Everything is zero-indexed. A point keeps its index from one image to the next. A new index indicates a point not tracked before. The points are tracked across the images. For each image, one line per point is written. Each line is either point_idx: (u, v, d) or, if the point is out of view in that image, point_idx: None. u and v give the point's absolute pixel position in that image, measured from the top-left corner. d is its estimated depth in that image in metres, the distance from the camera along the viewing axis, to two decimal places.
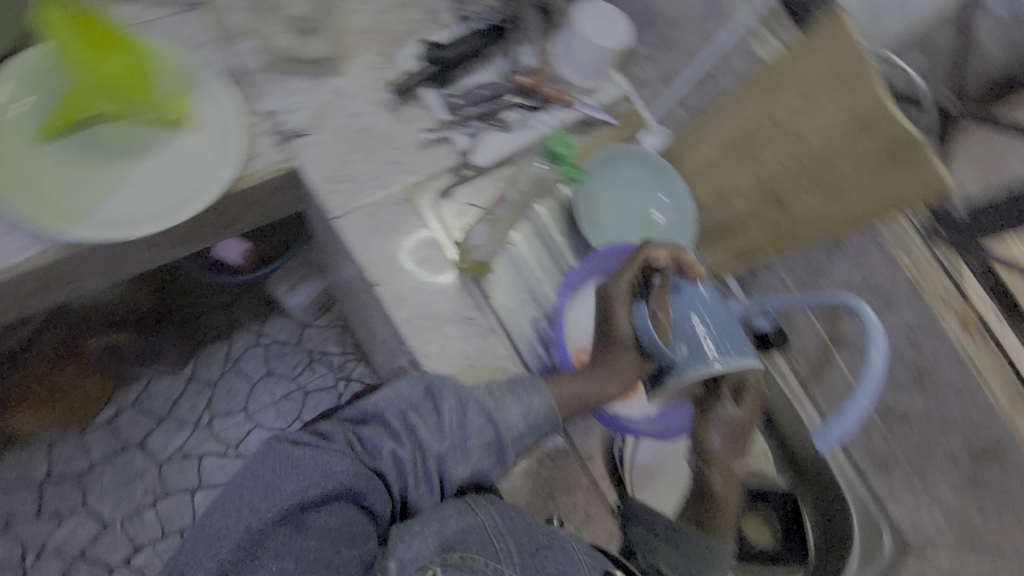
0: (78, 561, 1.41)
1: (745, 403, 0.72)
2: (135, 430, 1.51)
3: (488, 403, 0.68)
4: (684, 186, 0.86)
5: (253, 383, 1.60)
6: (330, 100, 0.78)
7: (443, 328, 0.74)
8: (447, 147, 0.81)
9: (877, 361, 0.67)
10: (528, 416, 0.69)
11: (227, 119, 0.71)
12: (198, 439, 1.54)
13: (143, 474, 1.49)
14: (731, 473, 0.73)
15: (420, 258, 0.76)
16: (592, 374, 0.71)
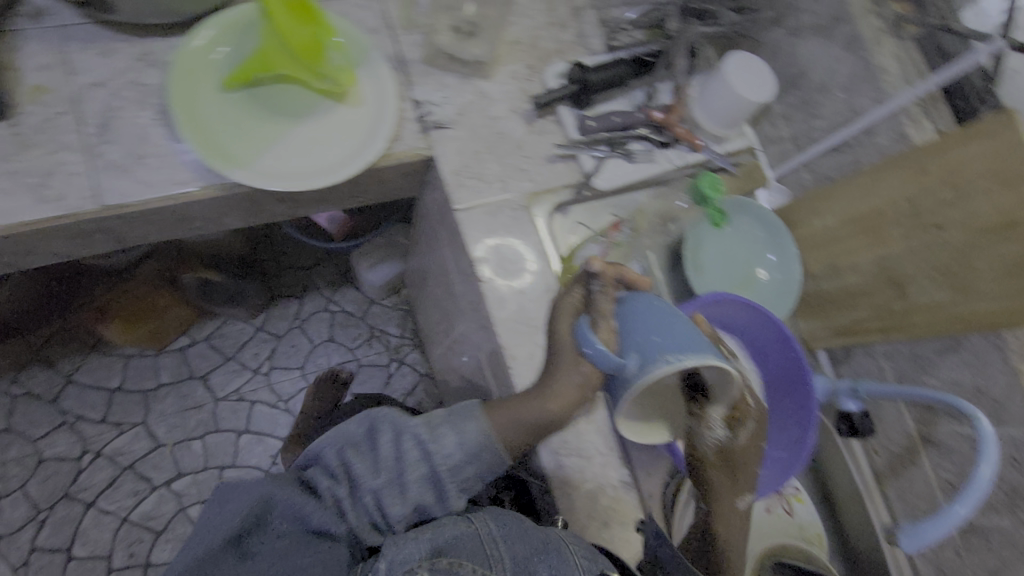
0: (126, 472, 1.49)
1: (743, 429, 0.63)
2: (202, 363, 1.60)
3: (419, 434, 0.67)
4: (796, 250, 0.84)
5: (314, 345, 1.67)
6: (474, 100, 0.82)
7: (535, 336, 0.76)
8: (572, 166, 0.84)
9: (984, 474, 0.64)
10: (465, 447, 0.67)
11: (384, 101, 0.76)
12: (255, 385, 1.62)
13: (200, 407, 1.58)
14: (735, 508, 0.64)
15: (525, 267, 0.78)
16: (525, 399, 0.68)
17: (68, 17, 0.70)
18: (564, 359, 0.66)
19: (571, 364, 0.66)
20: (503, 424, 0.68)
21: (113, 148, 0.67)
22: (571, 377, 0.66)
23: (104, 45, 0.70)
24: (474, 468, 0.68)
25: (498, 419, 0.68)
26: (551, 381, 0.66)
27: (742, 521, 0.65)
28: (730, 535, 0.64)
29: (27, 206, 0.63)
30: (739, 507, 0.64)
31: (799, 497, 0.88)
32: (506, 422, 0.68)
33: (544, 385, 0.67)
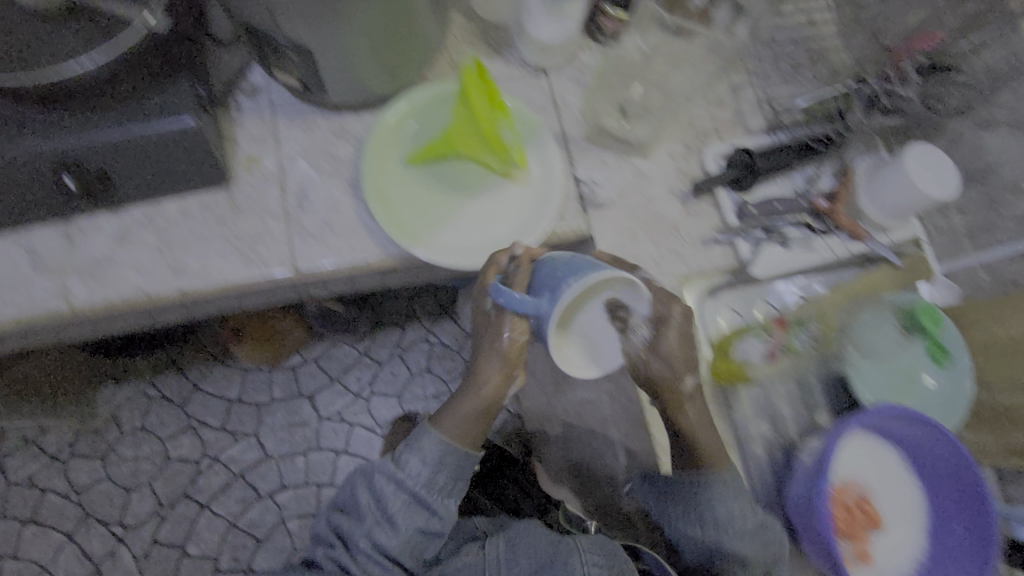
0: (237, 479, 1.59)
1: (667, 333, 0.69)
2: (311, 382, 1.68)
3: (388, 470, 0.78)
4: (970, 364, 0.76)
5: (412, 374, 1.72)
6: (632, 178, 0.82)
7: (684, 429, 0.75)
8: (727, 250, 0.82)
9: None
10: (429, 463, 0.77)
11: (552, 180, 0.78)
12: (355, 409, 1.69)
13: (305, 424, 1.66)
14: (694, 411, 0.73)
15: None
16: (461, 395, 0.78)
17: (278, 93, 0.76)
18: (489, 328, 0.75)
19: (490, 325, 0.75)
20: (450, 420, 0.78)
21: (308, 216, 0.73)
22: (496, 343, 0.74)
23: (306, 120, 0.76)
24: (444, 474, 0.78)
25: (446, 424, 0.77)
26: (478, 371, 0.75)
27: (700, 405, 0.72)
28: (691, 423, 0.73)
29: (237, 268, 0.70)
30: (688, 389, 0.71)
31: None
32: (452, 420, 0.77)
33: (474, 375, 0.76)
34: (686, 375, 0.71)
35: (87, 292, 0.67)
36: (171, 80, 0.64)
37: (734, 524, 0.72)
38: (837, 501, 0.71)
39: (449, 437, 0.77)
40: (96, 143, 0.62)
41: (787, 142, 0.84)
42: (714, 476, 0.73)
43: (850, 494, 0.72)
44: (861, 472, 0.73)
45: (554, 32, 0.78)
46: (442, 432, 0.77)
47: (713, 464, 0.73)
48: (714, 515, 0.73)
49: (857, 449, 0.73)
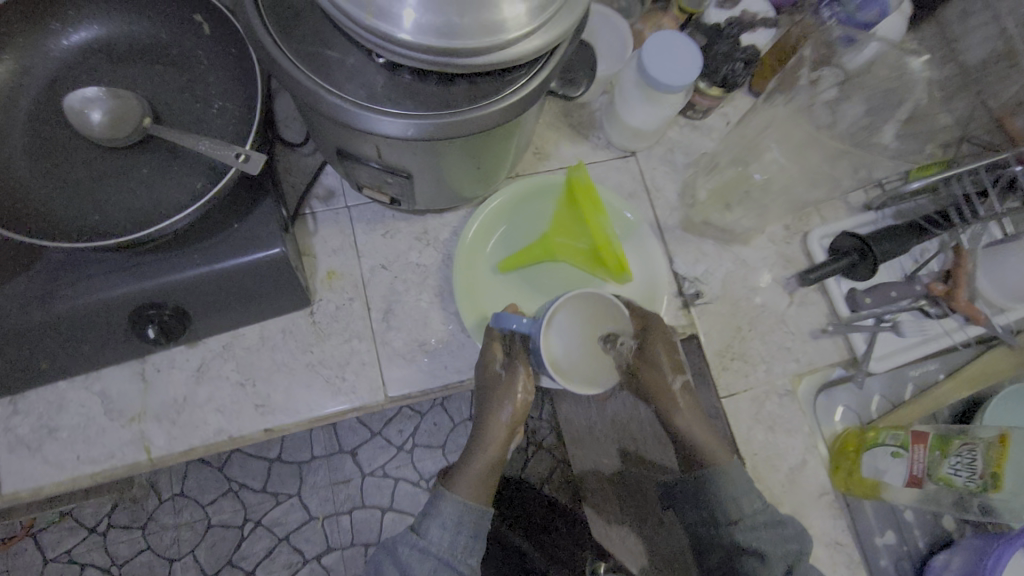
0: (284, 543, 1.30)
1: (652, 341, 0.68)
2: (352, 438, 1.36)
3: (410, 540, 0.63)
4: None
5: (456, 423, 1.40)
6: (734, 269, 0.76)
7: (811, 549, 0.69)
8: (839, 342, 0.76)
9: None
10: (450, 526, 0.63)
11: (653, 281, 0.72)
12: (398, 464, 1.35)
13: (347, 481, 1.34)
14: (689, 412, 0.68)
15: (794, 461, 0.72)
16: (469, 450, 0.67)
17: (355, 198, 0.70)
18: (486, 365, 0.65)
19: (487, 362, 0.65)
20: (464, 478, 0.66)
21: (396, 334, 0.68)
22: (498, 381, 0.65)
23: (387, 226, 0.70)
24: (465, 534, 0.64)
25: (463, 487, 0.65)
26: (488, 418, 0.66)
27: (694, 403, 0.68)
28: (689, 422, 0.68)
29: (326, 400, 0.64)
30: (679, 389, 0.68)
31: None
32: (467, 478, 0.66)
33: (485, 424, 0.66)
34: (673, 375, 0.68)
35: (167, 440, 0.61)
36: (256, 208, 0.58)
37: (746, 512, 0.65)
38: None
39: (468, 496, 0.65)
40: (177, 284, 0.55)
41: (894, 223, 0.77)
42: (718, 473, 0.66)
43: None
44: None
45: (649, 118, 0.71)
46: (461, 493, 0.65)
47: (716, 461, 0.66)
48: (727, 508, 0.65)
49: None
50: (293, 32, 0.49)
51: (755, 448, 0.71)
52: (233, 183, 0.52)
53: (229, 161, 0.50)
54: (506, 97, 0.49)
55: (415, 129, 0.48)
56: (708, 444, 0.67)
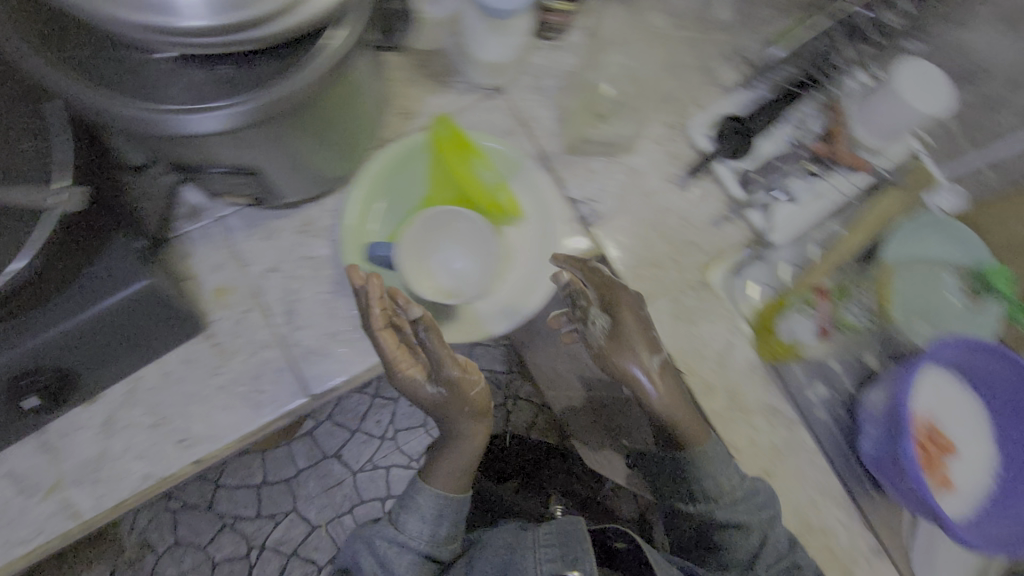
0: (292, 560, 1.26)
1: (614, 316, 0.65)
2: (332, 441, 1.32)
3: (391, 533, 0.74)
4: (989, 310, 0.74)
5: None
6: (627, 181, 0.77)
7: (751, 418, 0.73)
8: (738, 223, 0.78)
9: None
10: (429, 519, 0.74)
11: (545, 210, 0.72)
12: (384, 452, 1.32)
13: (340, 484, 1.31)
14: (674, 387, 0.67)
15: (722, 345, 0.74)
16: (445, 454, 0.73)
17: (225, 207, 0.67)
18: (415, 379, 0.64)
19: (406, 376, 0.63)
20: (436, 474, 0.74)
21: (305, 333, 0.66)
22: (437, 399, 0.66)
23: (266, 228, 0.68)
24: (445, 525, 0.75)
25: (441, 482, 0.74)
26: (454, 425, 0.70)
27: (672, 381, 0.66)
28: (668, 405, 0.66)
29: (251, 417, 0.63)
30: (656, 367, 0.65)
31: None
32: (443, 475, 0.74)
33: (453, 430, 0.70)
34: (650, 356, 0.65)
35: (95, 499, 0.59)
36: (106, 246, 0.54)
37: (723, 492, 0.69)
38: (918, 441, 0.69)
39: (449, 491, 0.74)
40: (45, 347, 0.52)
41: (768, 97, 0.80)
42: (696, 454, 0.69)
43: (928, 429, 0.71)
44: (930, 405, 0.72)
45: (504, 47, 0.69)
46: (441, 488, 0.74)
47: (698, 443, 0.69)
48: (703, 488, 0.70)
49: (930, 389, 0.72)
50: (67, 45, 0.45)
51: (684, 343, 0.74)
52: (58, 227, 0.49)
53: (42, 206, 0.48)
54: (323, 53, 0.46)
55: (237, 118, 0.46)
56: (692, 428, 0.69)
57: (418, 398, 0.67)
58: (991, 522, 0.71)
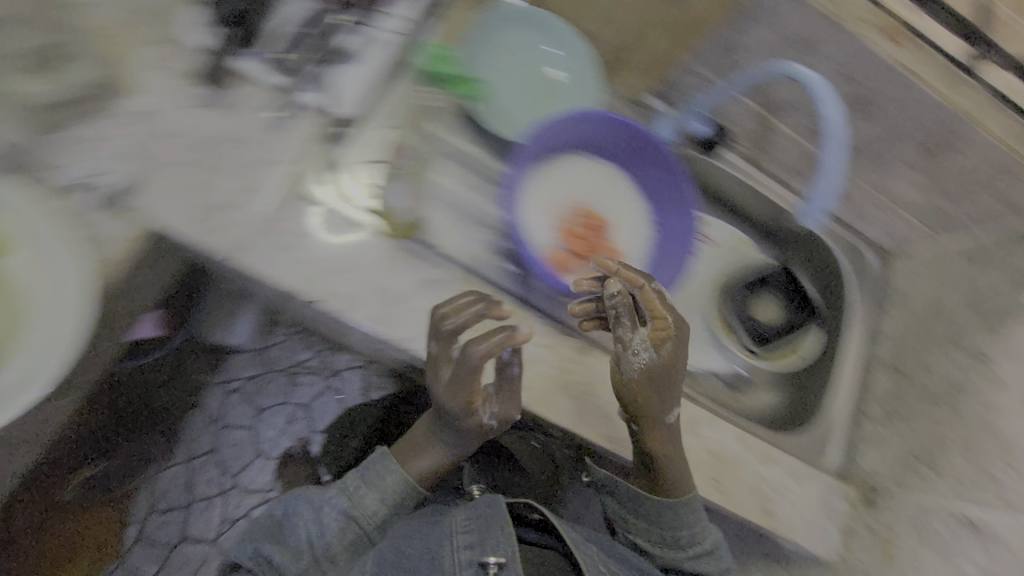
0: None
1: (665, 348, 0.65)
2: (167, 530, 1.11)
3: (336, 502, 0.70)
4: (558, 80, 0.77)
5: (252, 426, 1.19)
6: (142, 129, 0.61)
7: (408, 303, 0.67)
8: (305, 115, 0.68)
9: (832, 113, 0.69)
10: (378, 495, 0.72)
11: (32, 222, 0.55)
12: (236, 500, 1.15)
13: (205, 562, 1.11)
14: (672, 437, 0.68)
15: (347, 249, 0.67)
16: (439, 439, 0.74)
17: None
18: (462, 410, 0.65)
19: (453, 403, 0.64)
20: (416, 463, 0.74)
21: None
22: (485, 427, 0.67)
23: None
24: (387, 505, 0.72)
25: (420, 471, 0.74)
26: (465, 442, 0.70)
27: (676, 434, 0.68)
28: (668, 453, 0.68)
29: None
30: (671, 420, 0.68)
31: (711, 225, 0.94)
32: (426, 466, 0.75)
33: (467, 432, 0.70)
34: (671, 411, 0.67)
35: None
36: None
37: (693, 543, 0.73)
38: (565, 233, 0.74)
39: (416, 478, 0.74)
40: None
41: None
42: (674, 503, 0.71)
43: (573, 217, 0.75)
44: (572, 193, 0.76)
45: None
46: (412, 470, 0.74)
47: (680, 493, 0.70)
48: (669, 530, 0.72)
49: (554, 183, 0.75)
50: None
51: (305, 271, 0.64)
52: None
53: None
54: None
55: None
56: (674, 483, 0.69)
57: (457, 413, 0.65)
58: (665, 268, 0.74)
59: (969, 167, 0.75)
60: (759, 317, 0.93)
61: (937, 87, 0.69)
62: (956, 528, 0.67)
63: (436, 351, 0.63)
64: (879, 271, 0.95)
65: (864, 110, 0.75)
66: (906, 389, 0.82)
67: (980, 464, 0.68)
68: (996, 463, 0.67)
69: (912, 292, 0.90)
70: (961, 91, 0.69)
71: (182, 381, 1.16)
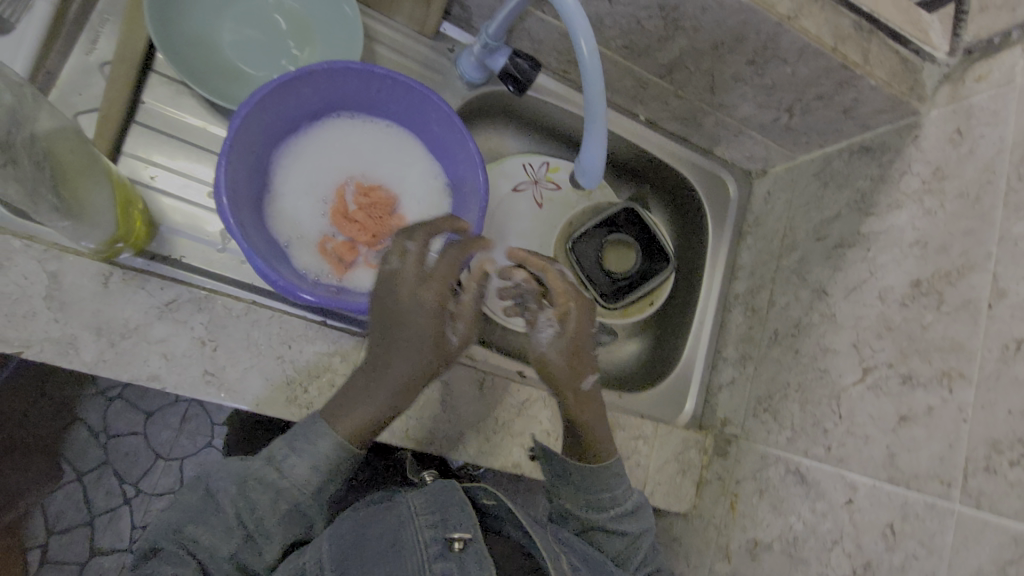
0: None
1: (571, 312, 0.63)
2: (75, 547, 1.06)
3: (268, 473, 0.50)
4: (314, 25, 0.65)
5: (146, 429, 1.11)
6: None
7: (146, 335, 0.56)
8: None
9: (580, 44, 0.50)
10: (320, 466, 0.51)
11: None
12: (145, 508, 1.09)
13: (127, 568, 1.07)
14: (585, 393, 0.63)
15: (44, 282, 0.54)
16: (375, 368, 0.54)
17: None
18: (432, 318, 0.55)
19: (428, 300, 0.55)
20: (355, 407, 0.53)
21: None
22: (444, 346, 0.56)
23: None
24: (330, 479, 0.52)
25: (348, 423, 0.53)
26: (399, 374, 0.54)
27: (595, 396, 0.64)
28: (588, 412, 0.63)
29: None
30: (587, 386, 0.63)
31: (553, 167, 0.84)
32: (354, 414, 0.53)
33: (402, 356, 0.54)
34: (585, 372, 0.63)
35: None
36: None
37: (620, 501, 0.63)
38: (337, 220, 0.62)
39: (347, 433, 0.52)
40: None
41: None
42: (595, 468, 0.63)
43: (342, 198, 0.63)
44: (333, 168, 0.63)
45: None
46: (341, 423, 0.52)
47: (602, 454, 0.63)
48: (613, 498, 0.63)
49: (312, 160, 0.62)
50: None
51: None
52: None
53: None
54: None
55: None
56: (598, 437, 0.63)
57: (407, 327, 0.54)
58: (462, 231, 0.64)
59: (798, 75, 0.63)
60: (609, 265, 0.83)
61: None
62: (788, 482, 0.64)
63: (410, 251, 0.56)
64: (740, 194, 0.87)
65: (672, 20, 0.61)
66: (757, 329, 0.76)
67: (812, 413, 0.63)
68: (824, 413, 0.62)
69: (768, 219, 0.82)
70: None
71: (49, 397, 1.07)
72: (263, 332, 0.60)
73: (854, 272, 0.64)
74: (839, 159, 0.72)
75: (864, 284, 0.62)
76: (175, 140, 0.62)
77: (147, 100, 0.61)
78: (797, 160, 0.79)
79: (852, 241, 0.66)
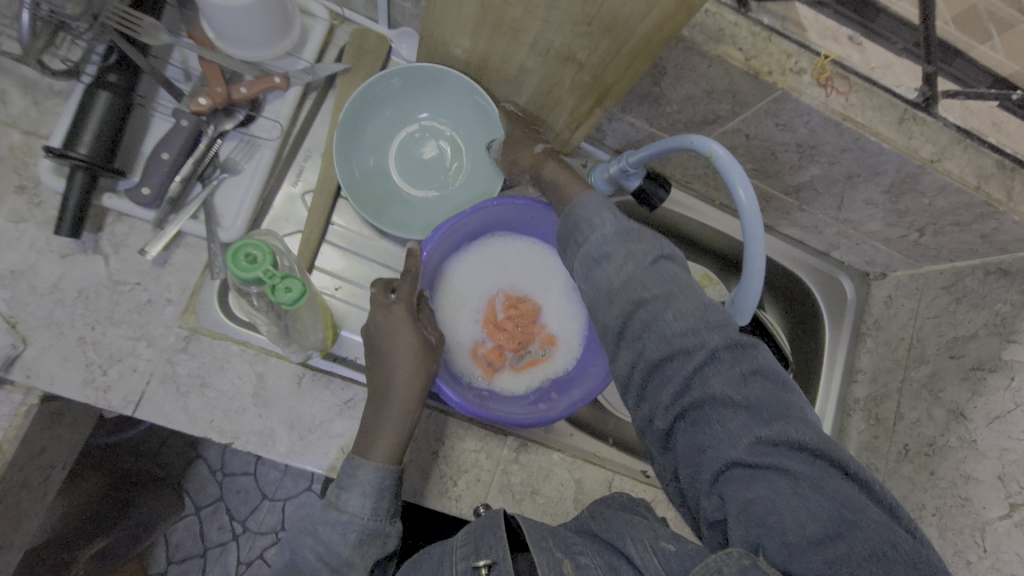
0: None
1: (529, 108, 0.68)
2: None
3: (331, 516, 0.53)
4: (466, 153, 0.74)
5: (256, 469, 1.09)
6: (25, 294, 0.59)
7: (330, 430, 0.65)
8: (188, 243, 0.64)
9: (740, 196, 0.53)
10: (370, 490, 0.54)
11: None
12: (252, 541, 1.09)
13: None
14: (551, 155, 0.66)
15: (253, 382, 0.64)
16: (382, 394, 0.58)
17: None
18: (404, 335, 0.58)
19: (394, 319, 0.59)
20: (381, 442, 0.56)
21: None
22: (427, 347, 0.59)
23: None
24: (378, 498, 0.55)
25: (374, 449, 0.56)
26: (393, 385, 0.58)
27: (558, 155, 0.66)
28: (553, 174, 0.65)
29: None
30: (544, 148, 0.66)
31: None
32: (377, 438, 0.57)
33: (389, 374, 0.58)
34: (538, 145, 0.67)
35: None
36: None
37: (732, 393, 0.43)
38: (490, 327, 0.69)
39: (381, 459, 0.56)
40: None
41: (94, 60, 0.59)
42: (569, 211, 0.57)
43: (493, 309, 0.70)
44: (488, 280, 0.71)
45: None
46: (372, 452, 0.56)
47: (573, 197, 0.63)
48: (702, 394, 0.44)
49: (471, 275, 0.70)
50: None
51: (209, 415, 0.62)
52: None
53: None
54: None
55: None
56: (592, 215, 0.54)
57: (384, 347, 0.58)
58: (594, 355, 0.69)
59: (936, 206, 0.66)
60: None
61: (890, 140, 0.58)
62: None
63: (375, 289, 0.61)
64: (857, 296, 0.88)
65: (808, 154, 0.65)
66: (883, 440, 0.77)
67: (951, 540, 0.65)
68: (967, 543, 0.64)
69: (891, 324, 0.82)
70: (914, 133, 0.59)
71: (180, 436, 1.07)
72: (421, 429, 0.67)
73: (996, 400, 0.65)
74: (973, 277, 0.72)
75: (1008, 414, 0.63)
76: (356, 253, 0.71)
77: (336, 222, 0.71)
78: (921, 269, 0.80)
79: (992, 365, 0.66)
